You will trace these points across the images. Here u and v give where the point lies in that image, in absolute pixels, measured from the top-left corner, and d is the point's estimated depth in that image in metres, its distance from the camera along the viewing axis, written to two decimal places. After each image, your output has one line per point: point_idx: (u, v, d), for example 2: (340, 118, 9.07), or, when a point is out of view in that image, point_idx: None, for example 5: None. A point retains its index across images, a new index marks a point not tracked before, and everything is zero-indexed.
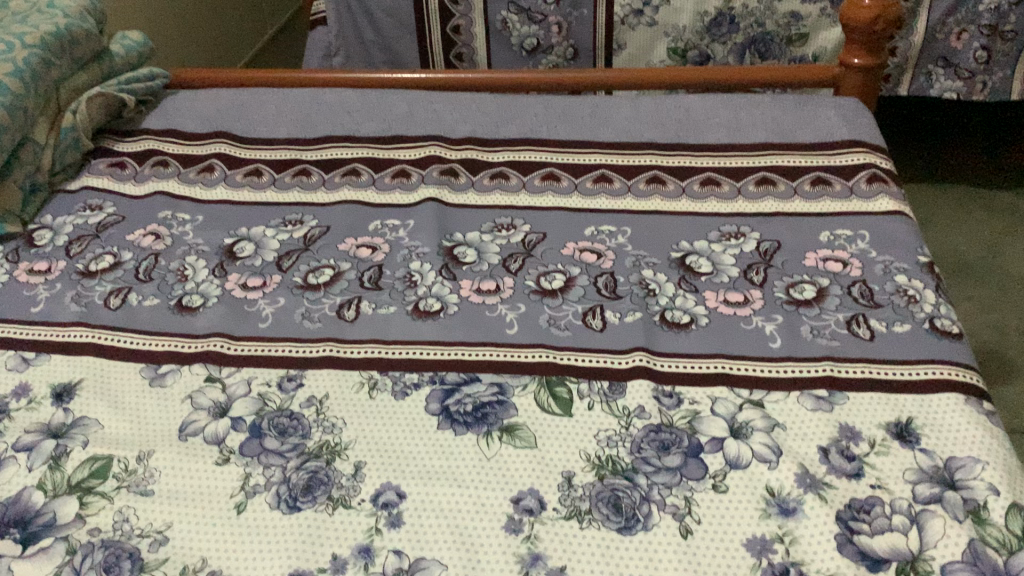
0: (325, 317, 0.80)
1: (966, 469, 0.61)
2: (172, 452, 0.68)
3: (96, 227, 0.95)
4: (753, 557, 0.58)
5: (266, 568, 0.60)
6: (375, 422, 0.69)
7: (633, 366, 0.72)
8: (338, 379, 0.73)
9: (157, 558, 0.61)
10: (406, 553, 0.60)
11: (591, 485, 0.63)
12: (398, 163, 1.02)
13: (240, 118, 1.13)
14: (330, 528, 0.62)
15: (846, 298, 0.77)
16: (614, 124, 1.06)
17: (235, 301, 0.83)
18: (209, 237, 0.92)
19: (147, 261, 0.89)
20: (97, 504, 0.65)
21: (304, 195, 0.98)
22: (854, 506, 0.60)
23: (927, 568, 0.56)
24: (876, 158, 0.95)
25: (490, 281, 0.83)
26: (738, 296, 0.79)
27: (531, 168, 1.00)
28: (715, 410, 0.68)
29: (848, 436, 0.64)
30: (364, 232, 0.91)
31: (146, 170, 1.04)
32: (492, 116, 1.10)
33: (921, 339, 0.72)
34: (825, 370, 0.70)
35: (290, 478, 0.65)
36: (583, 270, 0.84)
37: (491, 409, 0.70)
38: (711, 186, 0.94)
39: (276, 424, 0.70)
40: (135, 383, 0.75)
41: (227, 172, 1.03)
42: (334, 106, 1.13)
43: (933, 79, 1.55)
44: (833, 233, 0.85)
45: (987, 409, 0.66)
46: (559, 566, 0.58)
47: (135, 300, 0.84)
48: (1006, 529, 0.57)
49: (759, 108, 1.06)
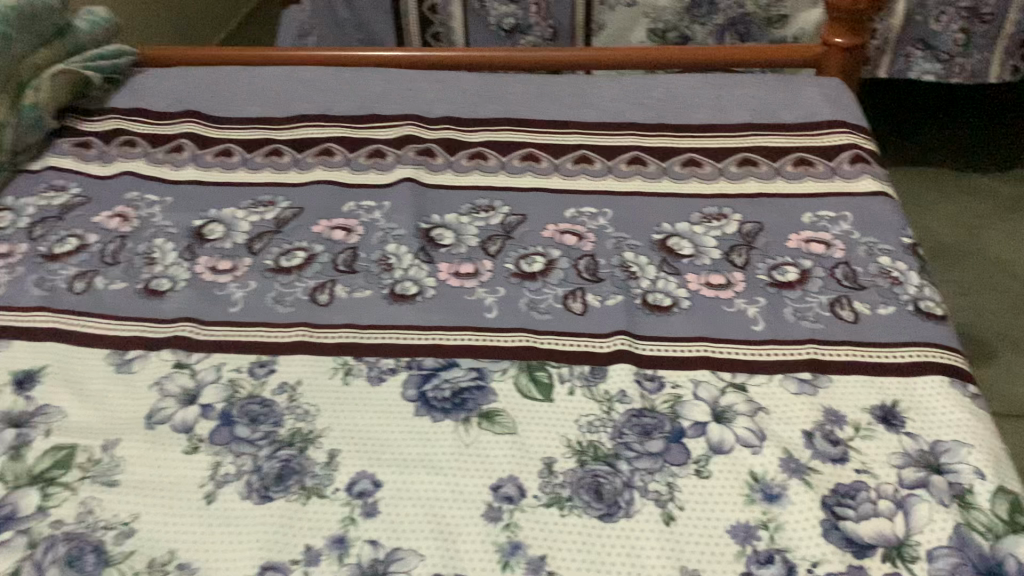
0: (298, 301, 0.78)
1: (952, 453, 0.60)
2: (138, 441, 0.66)
3: (61, 209, 0.92)
4: (737, 544, 0.56)
5: (236, 560, 0.58)
6: (350, 409, 0.67)
7: (615, 350, 0.71)
8: (311, 365, 0.71)
9: (123, 551, 0.59)
10: (382, 543, 0.58)
11: (572, 472, 0.62)
12: (373, 143, 1.00)
13: (211, 97, 1.10)
14: (303, 518, 0.60)
15: (830, 280, 0.76)
16: (594, 104, 1.04)
17: (204, 285, 0.81)
18: (178, 219, 0.89)
19: (113, 244, 0.86)
20: (60, 495, 0.62)
21: (277, 176, 0.95)
22: (839, 491, 0.59)
23: (914, 554, 0.55)
24: (859, 139, 0.94)
25: (468, 264, 0.81)
26: (721, 279, 0.77)
27: (510, 148, 0.98)
28: (698, 394, 0.66)
29: (832, 420, 0.63)
30: (338, 214, 0.89)
31: (113, 150, 1.01)
32: (470, 95, 1.08)
33: (905, 321, 0.71)
34: (808, 353, 0.69)
35: (262, 467, 0.63)
36: (563, 252, 0.82)
37: (469, 395, 0.68)
38: (692, 167, 0.92)
39: (247, 411, 0.68)
40: (100, 369, 0.72)
41: (197, 152, 1.00)
42: (308, 85, 1.10)
43: (913, 61, 1.54)
44: (816, 214, 0.84)
45: (972, 391, 0.65)
46: (539, 555, 0.57)
47: (101, 284, 0.81)
48: (992, 513, 0.56)
49: (740, 88, 1.04)
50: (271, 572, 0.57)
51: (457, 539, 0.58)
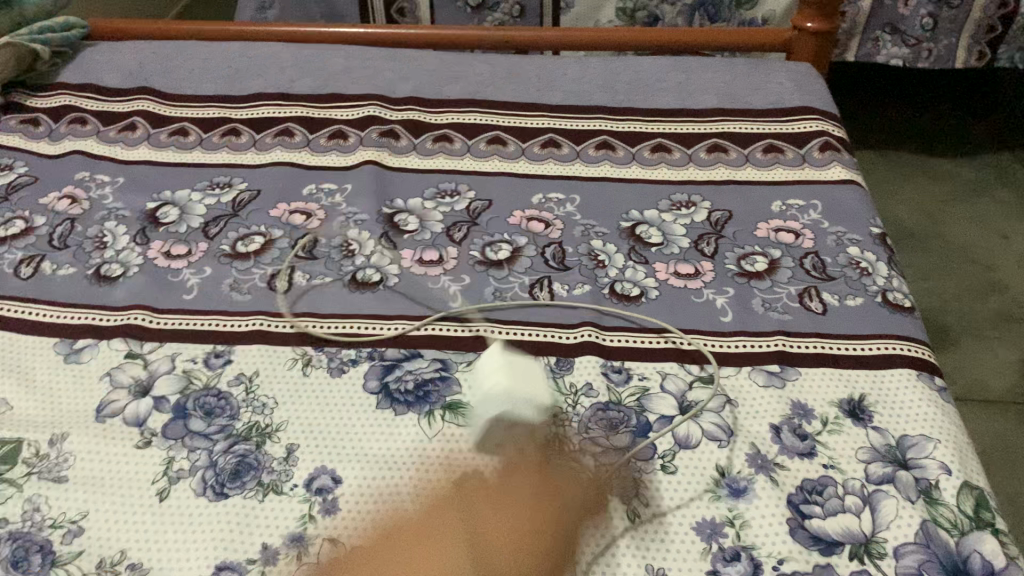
0: (256, 289, 0.75)
1: (918, 448, 0.60)
2: (88, 435, 0.63)
3: (6, 189, 0.88)
4: (703, 542, 0.56)
5: (190, 560, 0.56)
6: (309, 401, 0.65)
7: (581, 341, 0.69)
8: (269, 356, 0.69)
9: (70, 551, 0.56)
10: (342, 542, 0.56)
11: (538, 466, 0.60)
12: (335, 123, 0.97)
13: (166, 72, 1.06)
14: (260, 515, 0.58)
15: (799, 270, 0.75)
16: (562, 86, 1.02)
17: (158, 271, 0.78)
18: (130, 202, 0.86)
19: (62, 226, 0.83)
20: (4, 492, 0.60)
21: (235, 156, 0.92)
22: (806, 488, 0.58)
23: (880, 550, 0.54)
24: (828, 126, 0.93)
25: (433, 250, 0.79)
26: (689, 269, 0.76)
27: (476, 131, 0.95)
28: (665, 387, 0.65)
29: (800, 414, 0.63)
30: (298, 197, 0.86)
31: (62, 127, 0.97)
32: (436, 75, 1.05)
33: (873, 313, 0.71)
34: (777, 345, 0.68)
35: (217, 462, 0.61)
36: (530, 240, 0.80)
37: (432, 387, 0.66)
38: (661, 152, 0.91)
39: (203, 404, 0.65)
40: (47, 359, 0.69)
41: (151, 131, 0.96)
42: (268, 62, 1.07)
43: (880, 45, 1.54)
44: (785, 203, 0.83)
45: (938, 385, 0.65)
46: (504, 551, 0.55)
47: (49, 269, 0.78)
48: (958, 509, 0.56)
49: (710, 72, 1.03)
50: (226, 571, 0.55)
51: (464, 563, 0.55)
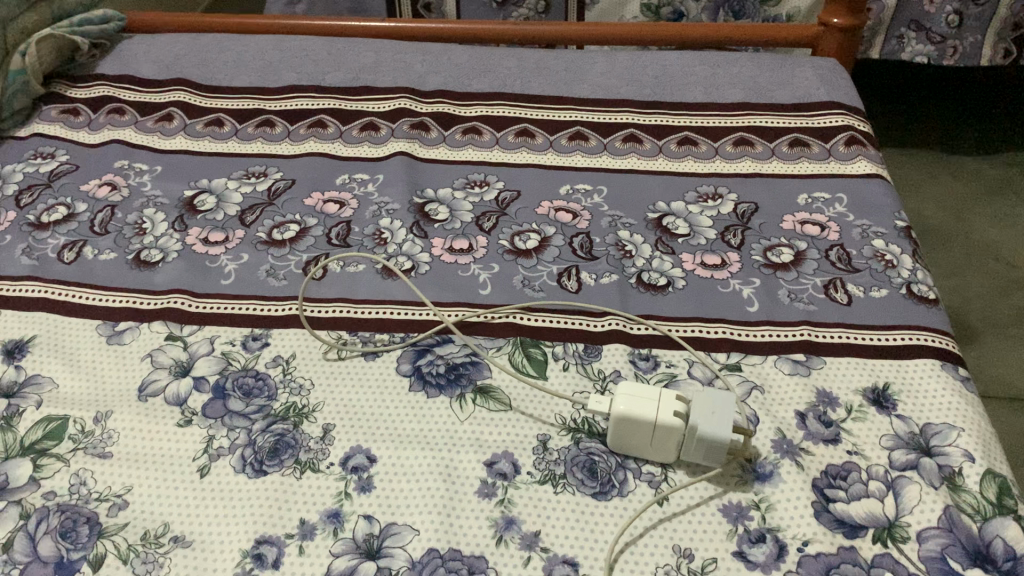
0: (291, 275, 0.77)
1: (943, 435, 0.61)
2: (131, 413, 0.65)
3: (49, 176, 0.90)
4: (729, 523, 0.57)
5: (230, 534, 0.58)
6: (344, 383, 0.67)
7: (609, 329, 0.71)
8: (304, 339, 0.71)
9: (116, 523, 0.58)
10: (377, 519, 0.58)
11: (566, 449, 0.62)
12: (366, 115, 0.99)
13: (201, 64, 1.08)
14: (299, 491, 0.60)
15: (824, 262, 0.76)
16: (590, 80, 1.03)
17: (195, 257, 0.80)
18: (168, 189, 0.88)
19: (102, 213, 0.85)
20: (52, 467, 0.62)
21: (269, 146, 0.94)
22: (830, 473, 0.59)
23: (903, 535, 0.55)
24: (854, 121, 0.94)
25: (463, 239, 0.81)
26: (715, 259, 0.77)
27: (505, 124, 0.97)
28: (692, 373, 0.66)
29: (825, 401, 0.64)
30: (331, 187, 0.88)
31: (101, 117, 0.99)
32: (465, 69, 1.07)
33: (898, 305, 0.72)
34: (802, 335, 0.69)
35: (256, 441, 0.63)
36: (558, 230, 0.82)
37: (464, 371, 0.68)
38: (688, 145, 0.92)
39: (241, 384, 0.67)
40: (91, 340, 0.72)
41: (187, 121, 0.98)
42: (300, 55, 1.09)
43: (905, 42, 1.54)
44: (811, 196, 0.84)
45: (962, 375, 0.66)
46: (533, 531, 0.57)
47: (90, 254, 0.80)
48: (980, 496, 0.57)
49: (736, 67, 1.04)
50: (266, 545, 0.57)
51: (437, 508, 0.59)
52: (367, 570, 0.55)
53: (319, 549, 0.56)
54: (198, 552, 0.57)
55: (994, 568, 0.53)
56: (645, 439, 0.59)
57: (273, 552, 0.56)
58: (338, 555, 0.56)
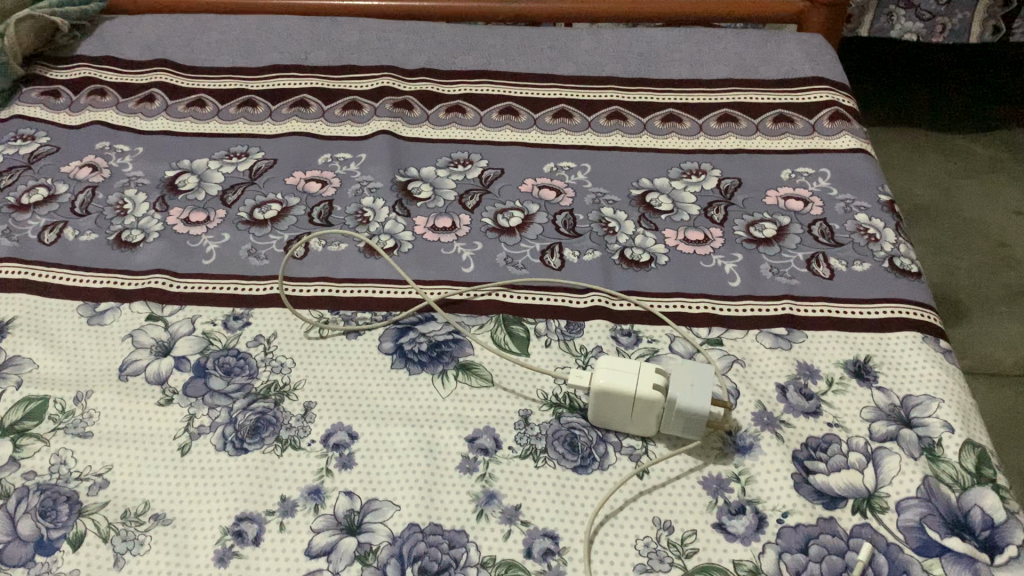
0: (273, 254, 0.77)
1: (923, 407, 0.61)
2: (111, 393, 0.65)
3: (29, 158, 0.90)
4: (709, 496, 0.57)
5: (211, 510, 0.58)
6: (326, 361, 0.67)
7: (592, 306, 0.71)
8: (286, 319, 0.71)
9: (96, 502, 0.58)
10: (358, 495, 0.58)
11: (547, 424, 0.62)
12: (349, 94, 0.98)
13: (183, 45, 1.07)
14: (279, 469, 0.60)
15: (807, 236, 0.76)
16: (575, 57, 1.03)
17: (177, 237, 0.79)
18: (150, 170, 0.88)
19: (83, 194, 0.85)
20: (32, 447, 0.62)
21: (252, 126, 0.94)
22: (810, 445, 0.59)
23: (882, 505, 0.55)
24: (839, 96, 0.94)
25: (446, 218, 0.81)
26: (699, 235, 0.77)
27: (489, 102, 0.96)
28: (673, 348, 0.66)
29: (806, 374, 0.64)
30: (313, 166, 0.88)
31: (82, 99, 0.99)
32: (448, 47, 1.06)
33: (880, 278, 0.72)
34: (784, 309, 0.69)
35: (237, 419, 0.63)
36: (541, 207, 0.81)
37: (446, 348, 0.68)
38: (672, 122, 0.92)
39: (221, 363, 0.67)
40: (71, 321, 0.71)
41: (169, 102, 0.98)
42: (282, 35, 1.08)
43: (894, 20, 1.53)
44: (794, 171, 0.84)
45: (943, 347, 0.66)
46: (514, 505, 0.57)
47: (71, 235, 0.80)
48: (960, 466, 0.57)
49: (721, 42, 1.04)
50: (247, 522, 0.57)
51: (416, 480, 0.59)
52: (347, 545, 0.55)
53: (300, 525, 0.56)
54: (179, 529, 0.56)
55: (972, 537, 0.53)
56: (625, 414, 0.59)
57: (254, 529, 0.56)
58: (318, 531, 0.56)
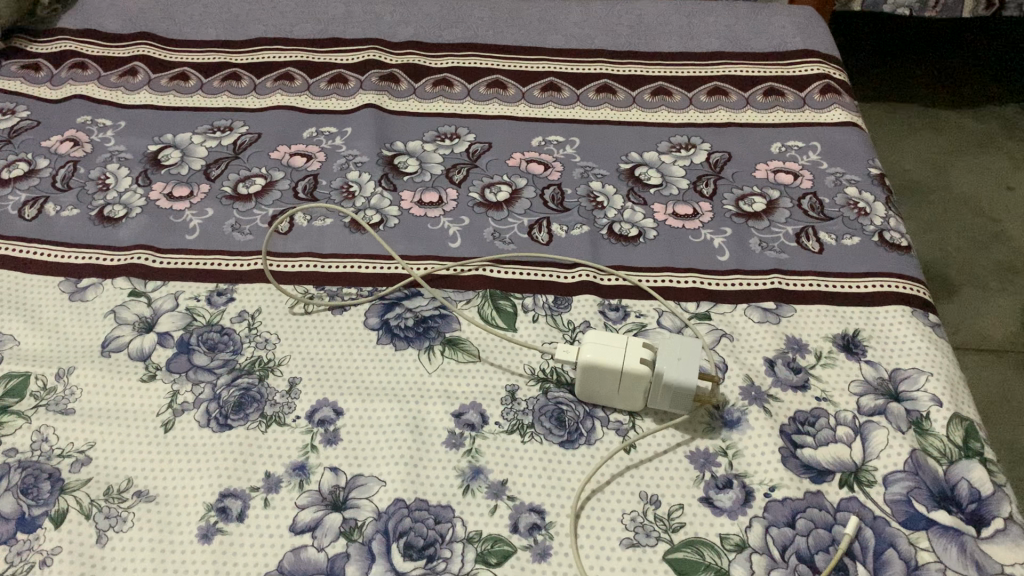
0: (257, 229, 0.76)
1: (911, 381, 0.60)
2: (94, 368, 0.64)
3: (8, 132, 0.88)
4: (696, 470, 0.57)
5: (196, 486, 0.57)
6: (311, 336, 0.67)
7: (580, 281, 0.70)
8: (271, 295, 0.70)
9: (78, 479, 0.57)
10: (343, 470, 0.58)
11: (535, 400, 0.62)
12: (334, 68, 0.97)
13: (165, 17, 1.05)
14: (262, 445, 0.59)
15: (797, 211, 0.76)
16: (564, 30, 1.01)
17: (160, 213, 0.78)
18: (132, 144, 0.87)
19: (64, 169, 0.83)
20: (13, 424, 0.61)
21: (235, 101, 0.92)
22: (797, 419, 0.59)
23: (870, 479, 0.55)
24: (830, 69, 0.93)
25: (432, 192, 0.80)
26: (688, 210, 0.77)
27: (477, 75, 0.95)
28: (661, 323, 0.66)
29: (795, 348, 0.64)
30: (298, 140, 0.87)
31: (63, 72, 0.97)
32: (436, 19, 1.04)
33: (869, 251, 0.71)
34: (773, 283, 0.69)
35: (220, 395, 0.62)
36: (528, 181, 0.80)
37: (433, 324, 0.67)
38: (662, 96, 0.91)
39: (205, 339, 0.66)
40: (53, 297, 0.70)
41: (152, 76, 0.96)
42: (267, 7, 1.06)
43: None
44: (784, 144, 0.84)
45: (933, 321, 0.65)
46: (501, 480, 0.57)
47: (52, 210, 0.79)
48: (948, 440, 0.57)
49: (713, 14, 1.02)
50: (231, 498, 0.56)
51: (401, 452, 0.58)
52: (333, 521, 0.55)
53: (284, 501, 0.56)
54: (162, 506, 0.56)
55: (958, 510, 0.53)
56: (612, 388, 0.59)
57: (237, 506, 0.56)
58: (303, 507, 0.56)
